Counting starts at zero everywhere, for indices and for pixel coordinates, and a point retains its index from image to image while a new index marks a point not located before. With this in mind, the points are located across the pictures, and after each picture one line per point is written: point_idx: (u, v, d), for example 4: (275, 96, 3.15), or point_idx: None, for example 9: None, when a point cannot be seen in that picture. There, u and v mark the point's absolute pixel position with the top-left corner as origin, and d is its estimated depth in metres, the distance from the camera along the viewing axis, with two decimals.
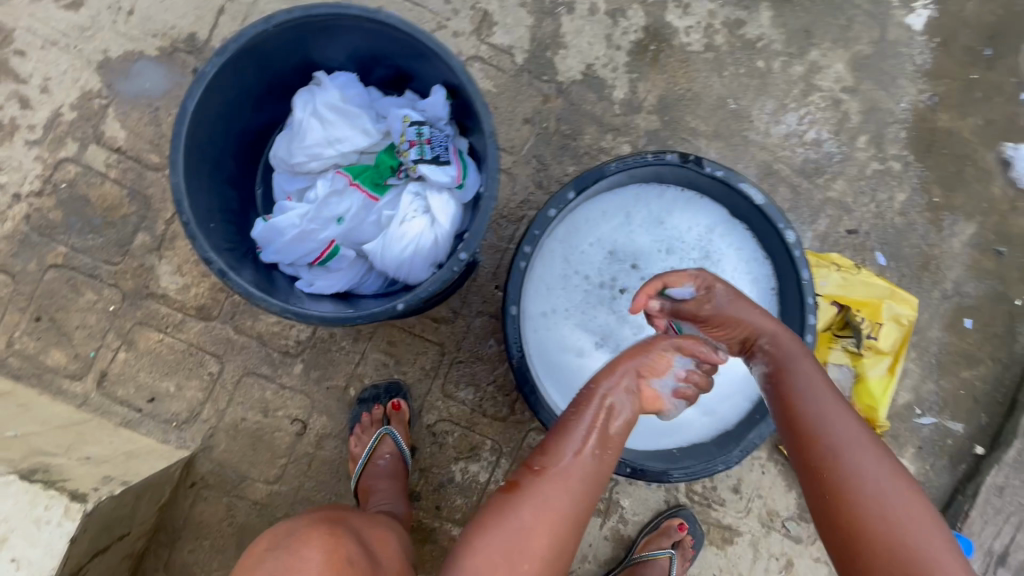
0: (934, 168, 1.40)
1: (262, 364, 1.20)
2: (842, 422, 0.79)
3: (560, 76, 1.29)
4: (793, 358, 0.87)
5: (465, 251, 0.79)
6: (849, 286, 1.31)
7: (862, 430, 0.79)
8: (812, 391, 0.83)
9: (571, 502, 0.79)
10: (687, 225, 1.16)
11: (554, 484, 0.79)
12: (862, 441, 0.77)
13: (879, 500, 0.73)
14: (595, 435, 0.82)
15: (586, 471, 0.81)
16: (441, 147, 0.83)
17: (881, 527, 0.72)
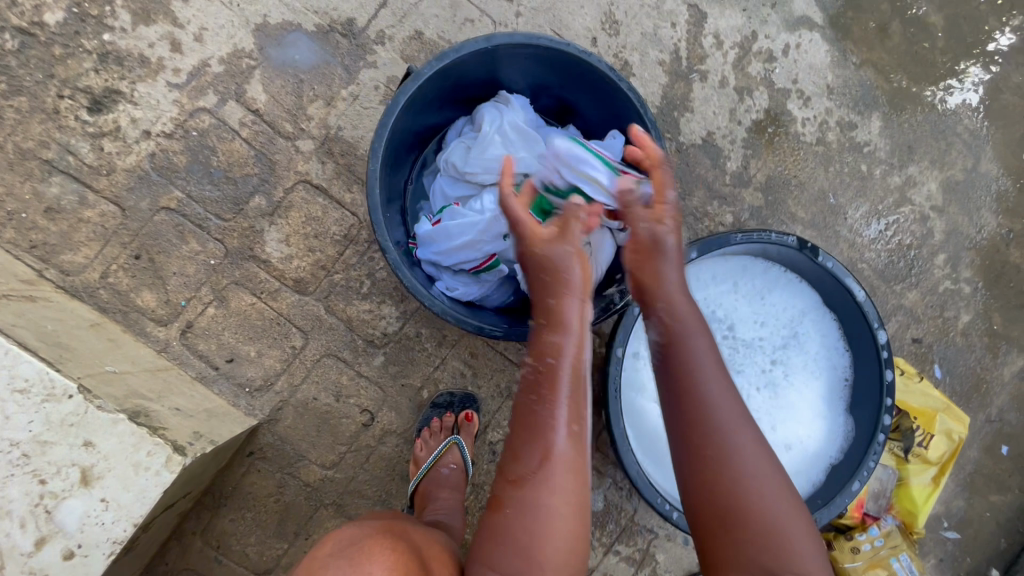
0: (999, 298, 1.48)
1: (345, 348, 1.20)
2: (727, 414, 0.72)
3: (682, 137, 1.35)
4: (688, 333, 0.78)
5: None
6: (908, 393, 1.36)
7: (749, 424, 0.73)
8: (709, 376, 0.75)
9: (569, 502, 0.70)
10: (784, 304, 1.21)
11: (536, 490, 0.70)
12: (737, 432, 0.72)
13: (765, 511, 0.68)
14: (571, 415, 0.74)
15: (567, 467, 0.71)
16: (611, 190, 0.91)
17: (759, 537, 0.67)
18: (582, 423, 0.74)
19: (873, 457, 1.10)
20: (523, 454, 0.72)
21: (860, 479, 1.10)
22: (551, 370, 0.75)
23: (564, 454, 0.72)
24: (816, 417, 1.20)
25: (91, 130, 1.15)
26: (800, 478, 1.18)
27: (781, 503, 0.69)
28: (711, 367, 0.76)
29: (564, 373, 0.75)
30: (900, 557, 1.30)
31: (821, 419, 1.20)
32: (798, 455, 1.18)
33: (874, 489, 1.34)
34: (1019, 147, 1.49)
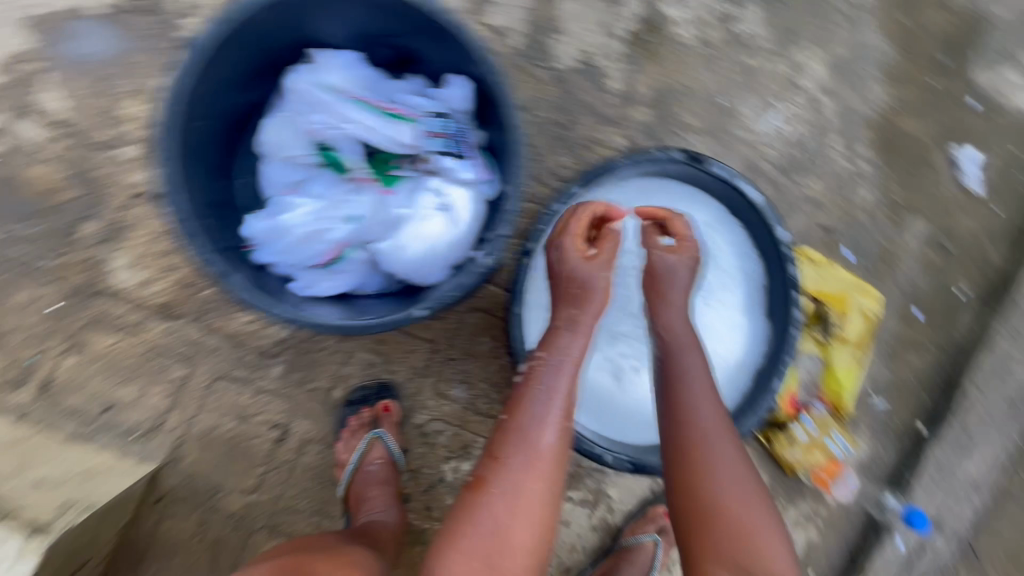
0: (897, 169, 1.49)
1: (237, 366, 1.10)
2: (709, 417, 0.87)
3: (558, 63, 1.24)
4: (681, 351, 0.92)
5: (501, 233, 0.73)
6: (823, 279, 1.39)
7: (730, 433, 0.87)
8: (699, 386, 0.89)
9: (548, 491, 0.80)
10: (690, 220, 1.17)
11: (522, 476, 0.79)
12: (722, 437, 0.86)
13: (733, 511, 0.82)
14: (554, 419, 0.83)
15: (552, 460, 0.81)
16: (460, 140, 0.77)
17: (725, 531, 0.81)
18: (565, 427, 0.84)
19: (789, 353, 1.12)
20: (514, 443, 0.81)
21: (780, 378, 1.12)
22: (540, 383, 0.84)
23: (546, 452, 0.81)
24: (734, 326, 1.20)
25: None
26: (726, 389, 1.19)
27: (748, 493, 0.84)
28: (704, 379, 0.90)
29: (554, 385, 0.85)
30: (833, 438, 1.39)
31: (739, 327, 1.20)
32: (721, 367, 1.19)
33: (804, 379, 1.39)
34: (897, 11, 1.46)
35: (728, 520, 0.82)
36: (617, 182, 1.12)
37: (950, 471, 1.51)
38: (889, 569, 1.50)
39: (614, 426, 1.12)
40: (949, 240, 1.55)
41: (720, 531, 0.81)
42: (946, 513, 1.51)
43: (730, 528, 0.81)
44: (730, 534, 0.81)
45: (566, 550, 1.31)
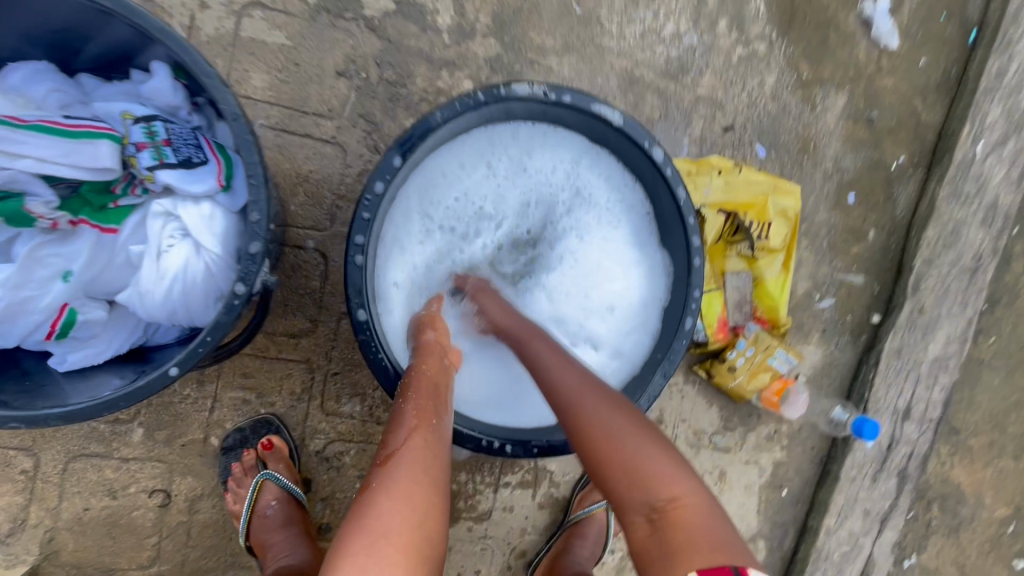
0: (798, 42, 1.31)
1: (90, 442, 0.98)
2: (569, 378, 0.78)
3: (367, 9, 1.04)
4: (526, 335, 0.86)
5: (253, 250, 0.60)
6: (734, 189, 1.21)
7: (590, 381, 0.77)
8: (551, 361, 0.81)
9: (431, 477, 0.68)
10: (551, 164, 1.02)
11: (398, 466, 0.67)
12: (588, 391, 0.76)
13: (617, 450, 0.70)
14: (422, 409, 0.74)
15: (428, 446, 0.71)
16: (186, 145, 0.62)
17: (619, 473, 0.69)
18: (440, 419, 0.75)
19: (697, 285, 0.98)
20: (387, 441, 0.71)
21: (692, 315, 0.98)
22: (408, 385, 0.78)
23: (416, 443, 0.70)
24: (631, 265, 1.06)
25: None
26: (639, 336, 1.05)
27: (638, 435, 0.71)
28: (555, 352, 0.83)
29: (420, 382, 0.78)
30: (776, 354, 1.27)
31: (637, 265, 1.06)
32: (625, 313, 1.06)
33: (734, 301, 1.25)
34: None
35: (619, 472, 0.69)
36: (458, 136, 0.95)
37: (914, 357, 1.39)
38: (867, 474, 1.40)
39: (522, 410, 0.99)
40: (873, 109, 1.38)
41: (621, 487, 0.68)
42: (918, 401, 1.40)
43: (628, 481, 0.68)
44: (632, 487, 0.68)
45: (517, 535, 1.24)
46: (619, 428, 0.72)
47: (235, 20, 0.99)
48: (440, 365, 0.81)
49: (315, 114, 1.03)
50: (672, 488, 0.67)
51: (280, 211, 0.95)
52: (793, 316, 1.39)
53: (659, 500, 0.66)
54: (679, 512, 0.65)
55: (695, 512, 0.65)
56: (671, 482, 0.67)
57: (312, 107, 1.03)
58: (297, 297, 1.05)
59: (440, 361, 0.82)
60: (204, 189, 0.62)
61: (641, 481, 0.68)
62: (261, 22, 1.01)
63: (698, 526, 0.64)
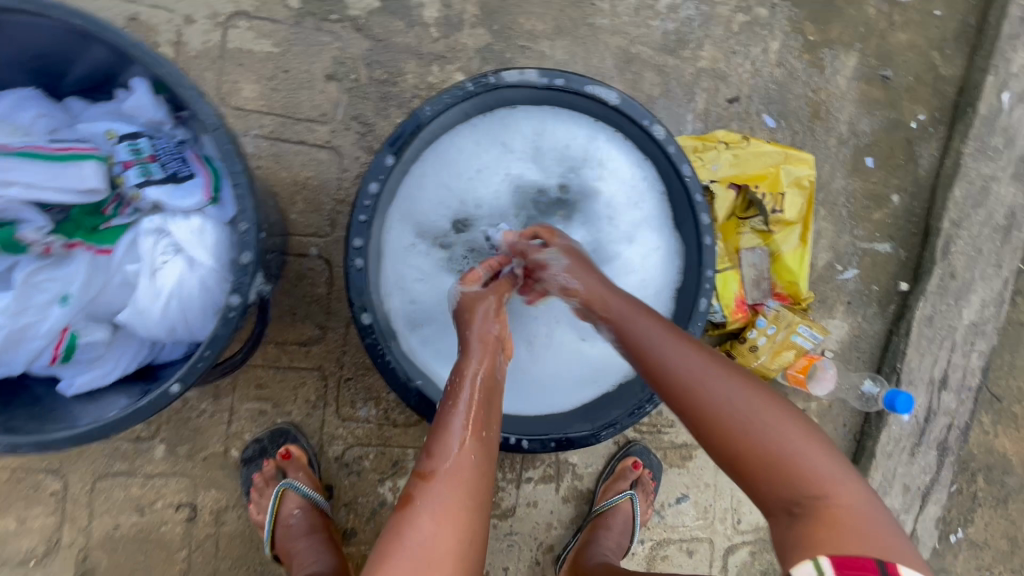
0: (802, 3, 1.25)
1: (115, 461, 1.00)
2: (688, 362, 0.70)
3: (352, 8, 1.04)
4: (627, 315, 0.76)
5: (244, 261, 0.59)
6: (742, 163, 1.17)
7: (718, 373, 0.69)
8: (663, 342, 0.73)
9: (474, 493, 0.65)
10: (565, 145, 0.97)
11: (445, 482, 0.64)
12: (718, 383, 0.68)
13: (765, 450, 0.65)
14: (475, 416, 0.70)
15: (474, 458, 0.67)
16: (173, 159, 0.62)
17: (766, 473, 0.65)
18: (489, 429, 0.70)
19: (709, 266, 0.94)
20: (432, 452, 0.67)
21: (706, 296, 0.95)
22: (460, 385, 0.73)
23: (460, 457, 0.66)
24: (647, 245, 1.00)
25: None
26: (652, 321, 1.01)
27: (784, 427, 0.66)
28: (664, 332, 0.74)
29: (474, 388, 0.72)
30: (799, 330, 1.21)
31: (654, 246, 1.01)
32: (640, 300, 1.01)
33: (752, 278, 1.21)
34: None
35: (760, 467, 0.65)
36: (468, 117, 0.93)
37: (948, 324, 1.32)
38: (905, 448, 1.35)
39: (537, 399, 0.97)
40: (888, 67, 1.31)
41: (763, 483, 0.65)
42: (954, 369, 1.33)
43: (772, 477, 0.64)
44: (775, 483, 0.64)
45: (543, 530, 1.22)
46: (760, 420, 0.66)
47: (221, 31, 1.00)
48: (494, 367, 0.75)
49: (309, 120, 1.03)
50: (822, 485, 0.62)
51: (280, 220, 0.95)
52: (816, 290, 1.34)
53: (805, 497, 0.62)
54: (831, 511, 0.61)
55: (847, 513, 0.61)
56: (821, 479, 0.63)
57: (304, 113, 1.03)
58: (305, 304, 1.05)
59: (493, 361, 0.76)
60: (194, 203, 0.62)
61: (791, 478, 0.63)
62: (246, 31, 1.01)
63: (855, 529, 0.59)
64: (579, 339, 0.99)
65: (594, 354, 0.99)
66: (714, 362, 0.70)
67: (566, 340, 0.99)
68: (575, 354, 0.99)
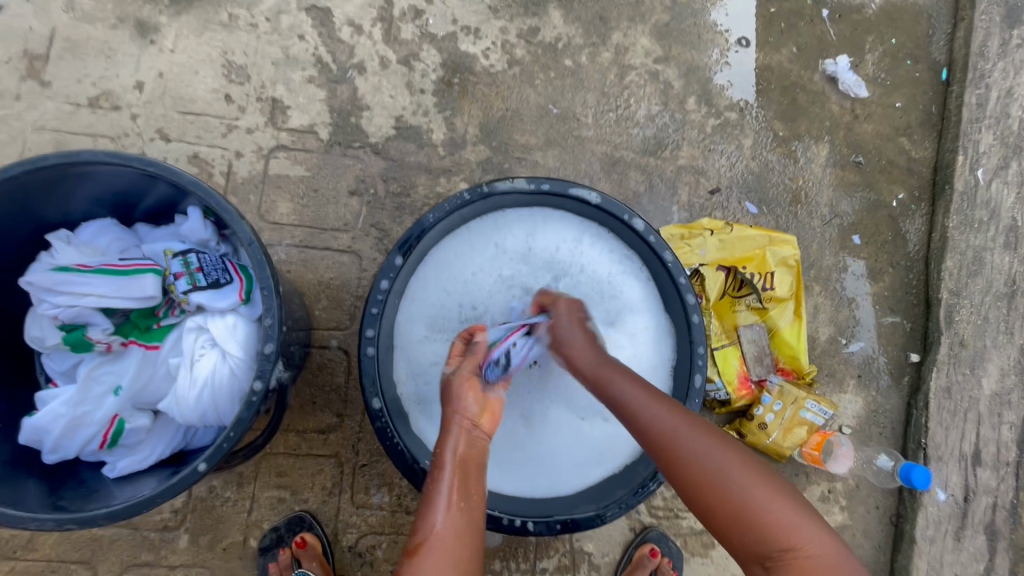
0: (768, 105, 1.40)
1: (141, 551, 1.05)
2: (666, 420, 0.75)
3: (372, 137, 1.23)
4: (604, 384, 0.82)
5: (268, 350, 0.69)
6: (729, 247, 1.24)
7: (687, 435, 0.74)
8: (641, 404, 0.77)
9: (462, 564, 0.68)
10: (554, 243, 1.07)
11: (433, 556, 0.68)
12: (687, 441, 0.73)
13: (737, 503, 0.68)
14: (455, 488, 0.74)
15: (461, 530, 0.71)
16: (215, 269, 0.75)
17: (739, 528, 0.68)
18: (470, 497, 0.74)
19: (699, 342, 1.01)
20: (420, 524, 0.71)
21: (700, 371, 1.00)
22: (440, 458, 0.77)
23: (445, 530, 0.70)
24: (635, 330, 1.06)
25: None
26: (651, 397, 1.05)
27: (756, 480, 0.70)
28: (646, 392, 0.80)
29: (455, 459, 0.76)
30: (807, 406, 1.21)
31: (643, 328, 1.07)
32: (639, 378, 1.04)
33: (753, 353, 1.23)
34: None
35: (736, 521, 0.68)
36: (466, 223, 1.05)
37: (968, 395, 1.31)
38: (948, 532, 1.27)
39: (541, 479, 0.98)
40: (859, 154, 1.43)
41: (739, 537, 0.68)
42: (986, 442, 1.30)
43: (748, 531, 0.67)
44: (752, 537, 0.67)
45: None
46: (735, 473, 0.70)
47: (264, 162, 1.19)
48: (472, 439, 0.78)
49: (333, 230, 1.19)
50: (791, 537, 0.66)
51: (305, 316, 1.07)
52: (823, 364, 1.34)
53: (779, 550, 0.66)
54: (801, 563, 0.64)
55: (818, 559, 0.65)
56: (791, 529, 0.66)
57: (330, 224, 1.19)
58: (324, 393, 1.13)
59: (475, 430, 0.79)
60: (230, 304, 0.73)
61: (765, 532, 0.67)
62: (284, 160, 1.20)
63: None
64: (578, 419, 1.00)
65: (596, 436, 1.00)
66: (683, 422, 0.75)
67: (564, 420, 1.00)
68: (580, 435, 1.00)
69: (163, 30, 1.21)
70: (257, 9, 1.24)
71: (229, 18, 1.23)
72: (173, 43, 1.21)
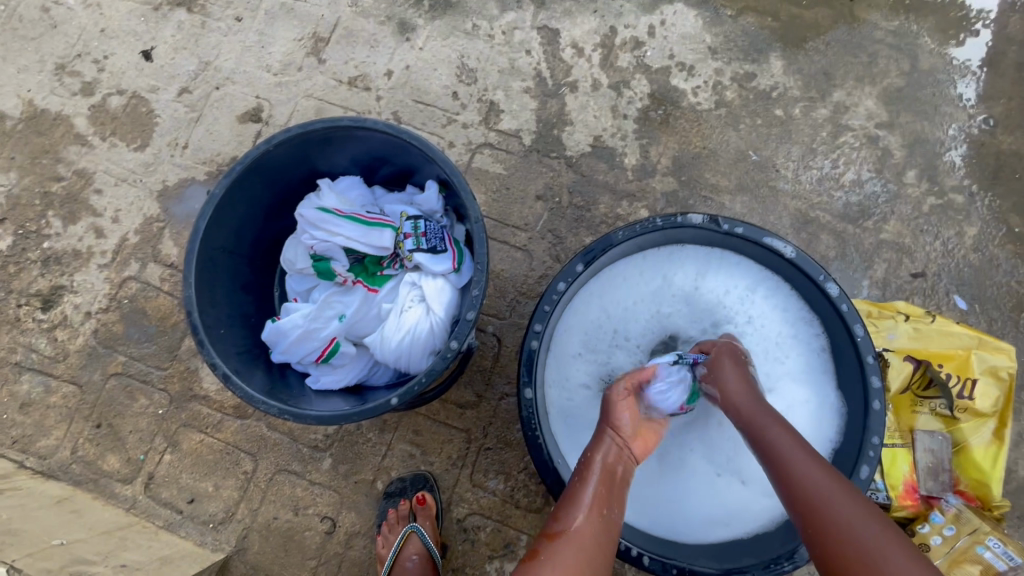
0: (1007, 195, 1.24)
1: (293, 460, 1.21)
2: (832, 498, 0.71)
3: (569, 150, 1.31)
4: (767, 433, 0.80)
5: (468, 317, 0.77)
6: (923, 338, 1.12)
7: (854, 513, 0.70)
8: (802, 465, 0.75)
9: (595, 565, 0.71)
10: (724, 288, 1.06)
11: (570, 545, 0.71)
12: (854, 517, 0.70)
13: None
14: (597, 492, 0.77)
15: (598, 533, 0.73)
16: (437, 238, 0.85)
17: None
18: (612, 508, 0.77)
19: (874, 431, 0.91)
20: (560, 514, 0.75)
21: (868, 463, 0.90)
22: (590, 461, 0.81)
23: (585, 525, 0.73)
24: (795, 399, 1.02)
25: (46, 324, 1.30)
26: None
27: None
28: (809, 461, 0.76)
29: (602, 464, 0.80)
30: (986, 543, 1.02)
31: (802, 396, 1.02)
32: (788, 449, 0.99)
33: (927, 465, 1.08)
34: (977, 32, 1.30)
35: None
36: (642, 249, 1.05)
37: None
38: None
39: (664, 521, 0.96)
40: None
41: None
42: None
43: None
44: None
45: None
46: (906, 573, 0.64)
47: (470, 154, 1.32)
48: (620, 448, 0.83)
49: (514, 227, 1.28)
50: None
51: None
52: (1015, 502, 1.13)
53: None
54: None
55: None
56: None
57: (513, 221, 1.29)
58: (470, 372, 1.22)
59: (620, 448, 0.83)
60: (443, 272, 0.83)
61: None
62: (487, 156, 1.33)
63: None
64: (715, 475, 0.99)
65: (728, 497, 0.98)
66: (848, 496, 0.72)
67: (700, 470, 1.00)
68: (711, 489, 0.98)
69: (418, 31, 1.41)
70: (497, 23, 1.39)
71: (473, 27, 1.40)
72: (423, 42, 1.40)
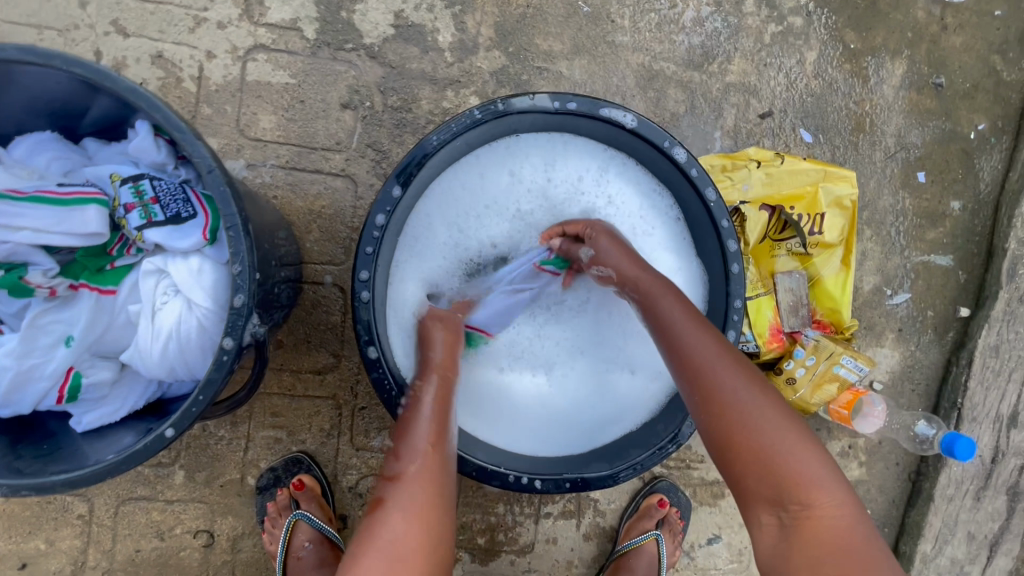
0: (841, 9, 1.17)
1: (137, 486, 1.02)
2: (701, 344, 0.67)
3: (367, 37, 1.04)
4: (655, 292, 0.73)
5: (237, 304, 0.59)
6: (776, 183, 1.08)
7: (729, 365, 0.66)
8: (684, 323, 0.70)
9: (442, 494, 0.66)
10: (569, 179, 0.93)
11: (412, 482, 0.66)
12: (726, 366, 0.66)
13: (761, 439, 0.61)
14: (434, 421, 0.71)
15: (442, 462, 0.69)
16: (174, 201, 0.64)
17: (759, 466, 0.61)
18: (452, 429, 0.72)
19: (737, 295, 0.88)
20: (399, 455, 0.69)
21: (735, 328, 0.88)
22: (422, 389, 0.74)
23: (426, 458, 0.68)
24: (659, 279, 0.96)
25: None
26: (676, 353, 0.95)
27: (785, 423, 0.62)
28: (687, 315, 0.71)
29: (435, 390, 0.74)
30: (841, 362, 1.10)
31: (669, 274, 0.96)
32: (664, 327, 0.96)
33: (789, 304, 1.10)
34: None
35: (755, 468, 0.61)
36: (472, 150, 0.88)
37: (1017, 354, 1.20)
38: (968, 492, 1.21)
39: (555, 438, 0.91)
40: (940, 73, 1.21)
41: (748, 478, 0.62)
42: None
43: (763, 474, 0.61)
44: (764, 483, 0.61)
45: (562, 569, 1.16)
46: (764, 417, 0.63)
47: (240, 64, 1.01)
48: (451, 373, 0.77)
49: (324, 148, 1.04)
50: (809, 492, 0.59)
51: (295, 250, 0.95)
52: (862, 315, 1.22)
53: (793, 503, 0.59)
54: (813, 520, 0.59)
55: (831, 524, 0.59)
56: (816, 483, 0.60)
57: (320, 141, 1.04)
58: (319, 332, 1.04)
59: (451, 365, 0.78)
60: (192, 245, 0.64)
61: (787, 481, 0.60)
62: (264, 63, 1.02)
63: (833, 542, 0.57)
64: (599, 377, 0.95)
65: (614, 394, 0.94)
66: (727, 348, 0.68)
67: (583, 376, 0.95)
68: (597, 389, 0.95)
69: None
70: None
71: None
72: None
